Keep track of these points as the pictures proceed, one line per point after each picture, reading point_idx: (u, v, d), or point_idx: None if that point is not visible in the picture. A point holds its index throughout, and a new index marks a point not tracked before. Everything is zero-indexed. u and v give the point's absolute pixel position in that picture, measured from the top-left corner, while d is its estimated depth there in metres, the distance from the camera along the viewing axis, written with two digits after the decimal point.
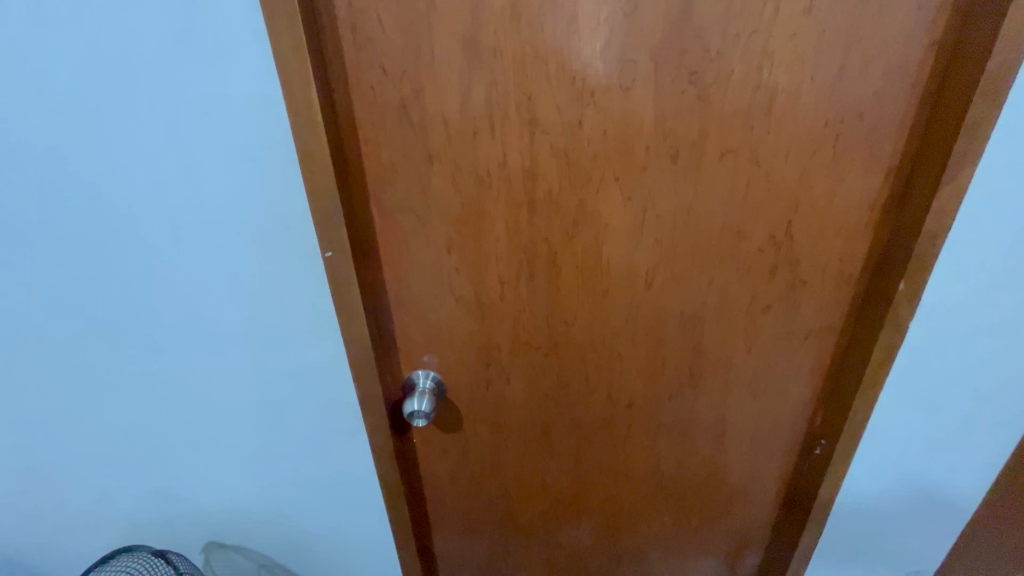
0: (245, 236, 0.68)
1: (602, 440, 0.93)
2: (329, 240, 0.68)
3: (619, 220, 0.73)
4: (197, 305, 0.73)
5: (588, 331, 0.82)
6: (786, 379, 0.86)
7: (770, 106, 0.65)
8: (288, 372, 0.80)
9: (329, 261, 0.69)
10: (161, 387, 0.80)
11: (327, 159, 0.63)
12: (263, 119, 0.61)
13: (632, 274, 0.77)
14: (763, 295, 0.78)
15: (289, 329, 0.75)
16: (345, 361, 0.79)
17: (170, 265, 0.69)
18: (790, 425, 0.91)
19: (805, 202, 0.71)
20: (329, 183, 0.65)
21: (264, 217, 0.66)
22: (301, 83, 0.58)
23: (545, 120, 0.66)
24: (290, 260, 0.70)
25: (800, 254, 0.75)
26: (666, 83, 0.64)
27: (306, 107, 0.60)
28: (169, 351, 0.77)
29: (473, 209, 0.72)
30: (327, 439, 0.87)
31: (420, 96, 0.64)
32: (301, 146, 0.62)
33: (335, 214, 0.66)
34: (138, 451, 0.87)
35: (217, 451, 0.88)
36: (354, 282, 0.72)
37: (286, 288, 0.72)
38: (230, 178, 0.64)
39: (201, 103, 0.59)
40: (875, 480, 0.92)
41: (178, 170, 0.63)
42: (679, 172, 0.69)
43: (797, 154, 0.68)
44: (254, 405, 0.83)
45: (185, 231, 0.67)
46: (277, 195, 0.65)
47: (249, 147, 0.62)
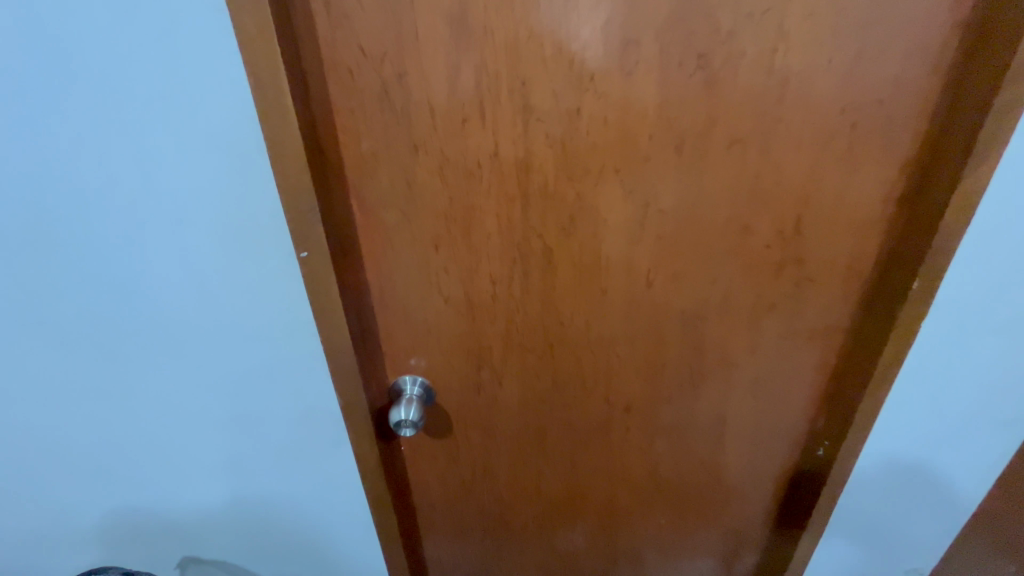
0: (209, 234, 0.62)
1: (599, 442, 0.90)
2: (304, 241, 0.62)
3: (619, 214, 0.68)
4: (161, 311, 0.67)
5: (584, 333, 0.78)
6: (789, 379, 0.83)
7: (783, 91, 0.60)
8: (263, 379, 0.74)
9: (305, 263, 0.64)
10: (125, 397, 0.75)
11: (300, 152, 0.57)
12: (225, 104, 0.54)
13: (633, 272, 0.72)
14: (768, 294, 0.75)
15: (263, 335, 0.70)
16: (325, 367, 0.74)
17: (128, 267, 0.63)
18: (792, 426, 0.88)
19: (815, 197, 0.67)
20: (302, 178, 0.59)
21: (230, 214, 0.61)
22: (268, 65, 0.52)
23: (540, 107, 0.61)
24: (262, 261, 0.64)
25: (808, 251, 0.71)
26: (672, 67, 0.59)
27: (274, 93, 0.54)
28: (132, 359, 0.71)
29: (461, 205, 0.67)
30: (308, 446, 0.82)
31: (404, 80, 0.59)
32: (270, 136, 0.56)
33: (309, 211, 0.61)
34: (103, 464, 0.81)
35: (192, 463, 0.83)
36: (332, 285, 0.66)
37: (258, 291, 0.66)
38: (191, 172, 0.58)
39: (154, 87, 0.53)
40: (875, 478, 0.90)
41: (131, 162, 0.56)
42: (684, 163, 0.64)
43: (809, 145, 0.64)
44: (228, 413, 0.77)
45: (142, 230, 0.61)
46: (243, 189, 0.59)
47: (211, 136, 0.56)
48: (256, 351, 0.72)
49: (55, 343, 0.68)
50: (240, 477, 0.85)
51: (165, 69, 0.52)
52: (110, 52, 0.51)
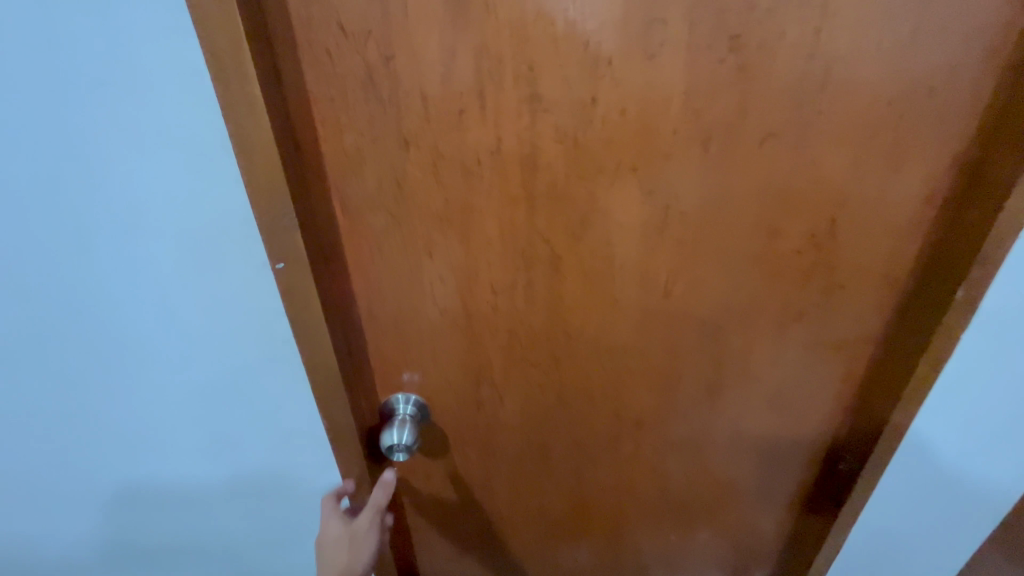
0: (169, 243, 0.54)
1: (606, 459, 0.84)
2: (279, 251, 0.55)
3: (636, 217, 0.61)
4: (119, 328, 0.59)
5: (593, 346, 0.71)
6: (812, 392, 0.77)
7: (825, 78, 0.53)
8: (240, 399, 0.67)
9: (282, 275, 0.56)
10: (86, 422, 0.67)
11: (271, 147, 0.49)
12: (180, 93, 0.46)
13: (649, 281, 0.66)
14: (795, 303, 0.68)
15: (237, 352, 0.63)
16: (308, 385, 0.67)
17: (77, 281, 0.55)
18: (812, 441, 0.83)
19: (853, 198, 0.60)
20: (275, 180, 0.51)
21: (193, 221, 0.53)
22: (230, 45, 0.44)
23: (549, 96, 0.53)
24: (232, 273, 0.56)
25: (841, 257, 0.65)
26: (702, 50, 0.51)
27: (238, 80, 0.45)
28: (90, 381, 0.63)
29: (458, 207, 0.59)
30: (294, 467, 0.76)
31: (391, 64, 0.50)
32: (235, 132, 0.48)
33: (285, 216, 0.53)
34: (67, 490, 0.74)
35: (166, 487, 0.76)
36: (313, 299, 0.59)
37: (229, 305, 0.59)
38: (144, 173, 0.50)
39: (94, 73, 0.45)
40: (898, 513, 0.82)
41: (72, 162, 0.48)
42: (710, 160, 0.57)
43: (850, 139, 0.57)
44: (202, 435, 0.70)
45: (91, 239, 0.53)
46: (207, 192, 0.51)
47: (166, 131, 0.48)
48: (231, 370, 0.64)
49: (6, 363, 0.61)
50: (220, 499, 0.79)
51: (107, 51, 0.44)
52: (39, 31, 0.43)
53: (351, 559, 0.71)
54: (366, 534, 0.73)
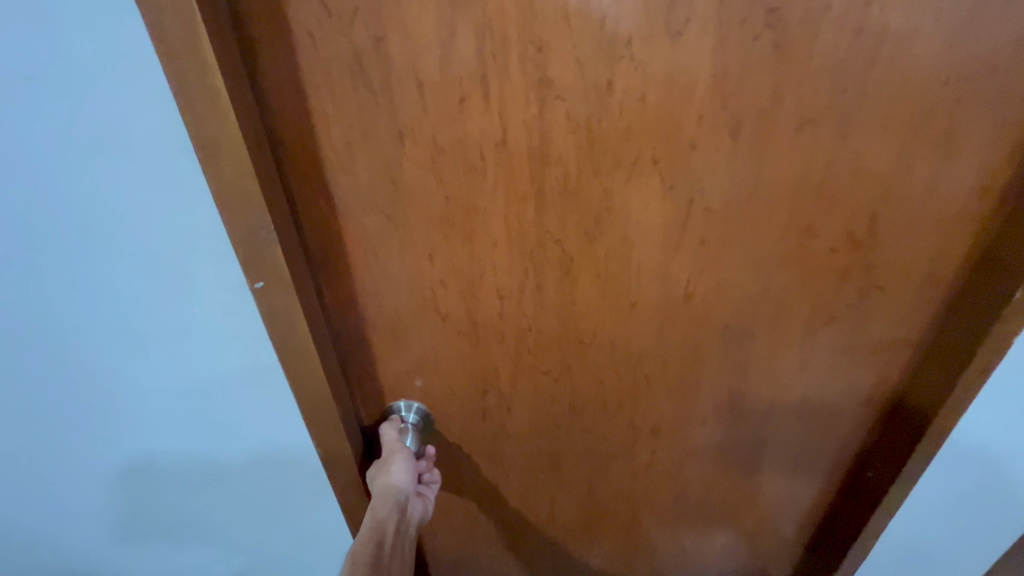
0: (131, 261, 0.48)
1: (619, 467, 0.79)
2: (255, 266, 0.49)
3: (655, 216, 0.55)
4: (81, 356, 0.53)
5: (607, 351, 0.66)
6: (842, 398, 0.72)
7: (873, 57, 0.47)
8: (221, 424, 0.62)
9: (261, 294, 0.51)
10: (53, 457, 0.62)
11: (242, 154, 0.43)
12: (130, 91, 0.40)
13: (668, 283, 0.60)
14: (827, 307, 0.63)
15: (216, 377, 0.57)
16: (297, 411, 0.61)
17: (30, 306, 0.49)
18: (839, 447, 0.78)
19: (897, 190, 0.54)
20: (246, 186, 0.45)
21: (157, 239, 0.47)
22: (184, 36, 0.38)
23: (560, 81, 0.47)
24: (204, 292, 0.51)
25: (880, 255, 0.59)
26: (734, 26, 0.45)
27: (197, 76, 0.39)
28: (53, 412, 0.57)
29: (460, 206, 0.53)
30: (285, 493, 0.70)
31: (383, 46, 0.45)
32: (196, 132, 0.42)
33: (261, 230, 0.47)
34: (38, 526, 0.69)
35: (150, 520, 0.71)
36: (299, 319, 0.53)
37: (203, 326, 0.53)
38: (96, 184, 0.44)
39: (29, 71, 0.39)
40: (926, 526, 0.77)
41: (12, 173, 0.43)
42: (740, 150, 0.51)
43: (897, 126, 0.50)
44: (182, 464, 0.65)
45: (41, 260, 0.47)
46: (169, 203, 0.45)
47: (118, 138, 0.42)
48: (211, 396, 0.59)
49: None
50: (209, 529, 0.74)
51: (39, 43, 0.38)
52: None
53: (384, 480, 0.62)
54: (395, 454, 0.64)
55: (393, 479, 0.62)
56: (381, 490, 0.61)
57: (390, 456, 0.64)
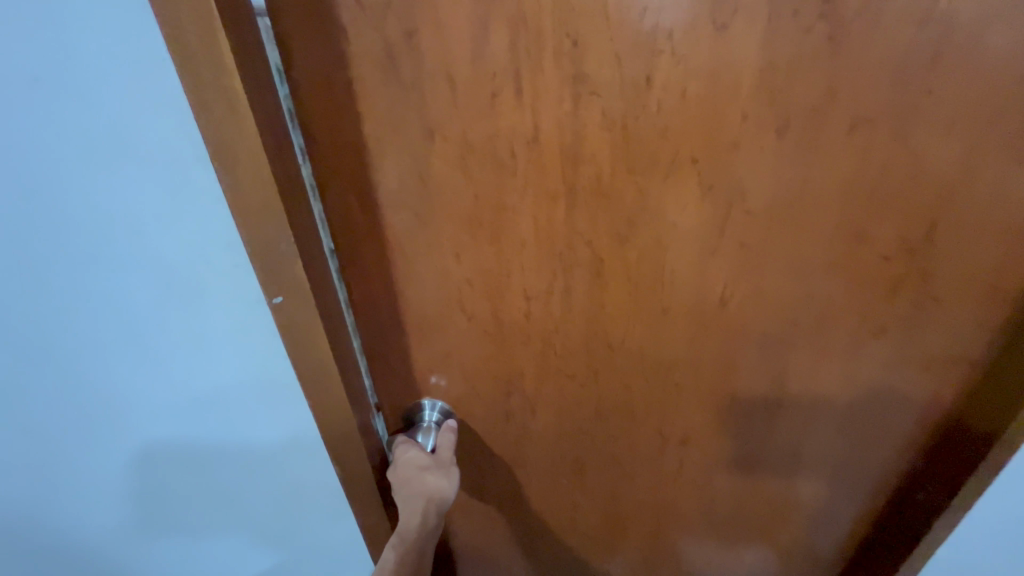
0: (148, 267, 0.48)
1: (645, 475, 0.77)
2: (273, 279, 0.49)
3: (691, 218, 0.53)
4: (92, 364, 0.53)
5: (636, 357, 0.64)
6: (888, 417, 0.68)
7: (941, 51, 0.43)
8: (235, 429, 0.62)
9: (279, 308, 0.51)
10: (65, 469, 0.61)
11: (261, 166, 0.43)
12: (150, 99, 0.40)
13: (703, 288, 0.58)
14: (876, 318, 0.59)
15: (228, 381, 0.57)
16: (311, 419, 0.61)
17: (44, 316, 0.49)
18: (883, 467, 0.73)
19: (961, 195, 0.50)
20: (263, 192, 0.44)
21: (175, 246, 0.47)
22: (203, 45, 0.38)
23: (595, 76, 0.45)
24: (220, 298, 0.51)
25: (937, 265, 0.55)
26: (786, 18, 0.42)
27: (215, 86, 0.39)
28: (65, 424, 0.57)
29: (489, 205, 0.52)
30: (298, 497, 0.70)
31: (414, 41, 0.44)
32: (212, 137, 0.41)
33: (281, 245, 0.47)
34: (43, 546, 0.67)
35: (162, 530, 0.70)
36: (316, 333, 0.53)
37: (219, 332, 0.53)
38: (115, 191, 0.44)
39: (51, 80, 0.39)
40: (998, 561, 0.70)
41: (31, 181, 0.43)
42: (786, 151, 0.48)
43: (964, 126, 0.46)
44: (194, 470, 0.65)
45: (58, 268, 0.47)
46: (187, 210, 0.46)
47: (138, 145, 0.42)
48: (223, 401, 0.59)
49: None
50: (220, 536, 0.73)
51: (55, 50, 0.38)
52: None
53: (439, 486, 0.61)
54: (450, 466, 0.63)
55: (448, 490, 0.61)
56: (433, 493, 0.60)
57: (446, 465, 0.63)
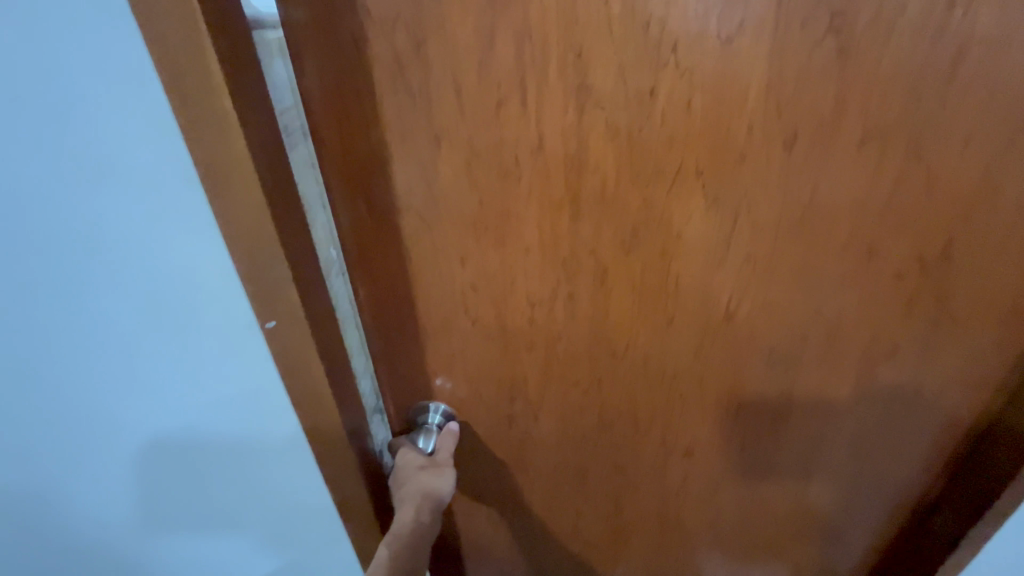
0: (140, 292, 0.48)
1: (648, 486, 0.76)
2: (267, 303, 0.48)
3: (696, 230, 0.52)
4: (79, 391, 0.52)
5: (640, 367, 0.64)
6: (904, 439, 0.66)
7: (957, 66, 0.42)
8: (229, 454, 0.61)
9: (273, 332, 0.50)
10: (52, 502, 0.59)
11: (254, 192, 0.42)
12: (142, 126, 0.40)
13: (709, 300, 0.57)
14: (888, 337, 0.57)
15: (219, 403, 0.56)
16: (305, 442, 0.60)
17: (34, 343, 0.48)
18: (898, 490, 0.71)
19: (980, 214, 0.49)
20: (255, 217, 0.44)
21: (167, 271, 0.47)
22: (195, 72, 0.37)
23: (600, 87, 0.46)
24: (212, 322, 0.50)
25: (954, 285, 0.53)
26: (793, 31, 0.42)
27: (207, 112, 0.39)
28: (54, 453, 0.55)
29: (494, 212, 0.53)
30: (293, 523, 0.69)
31: (422, 52, 0.45)
32: (204, 161, 0.41)
33: (275, 268, 0.46)
34: None
35: (154, 560, 0.68)
36: (311, 356, 0.52)
37: (211, 356, 0.53)
38: (107, 217, 0.44)
39: (43, 107, 0.39)
40: None
41: (23, 208, 0.42)
42: (794, 164, 0.48)
43: (983, 142, 0.45)
44: (186, 497, 0.63)
45: (49, 295, 0.46)
46: (179, 236, 0.45)
47: (130, 171, 0.42)
48: (214, 423, 0.58)
49: None
50: (213, 564, 0.71)
51: (41, 76, 0.38)
52: None
53: (434, 485, 0.63)
54: (445, 467, 0.65)
55: (442, 489, 0.63)
56: (428, 492, 0.62)
57: (442, 465, 0.65)
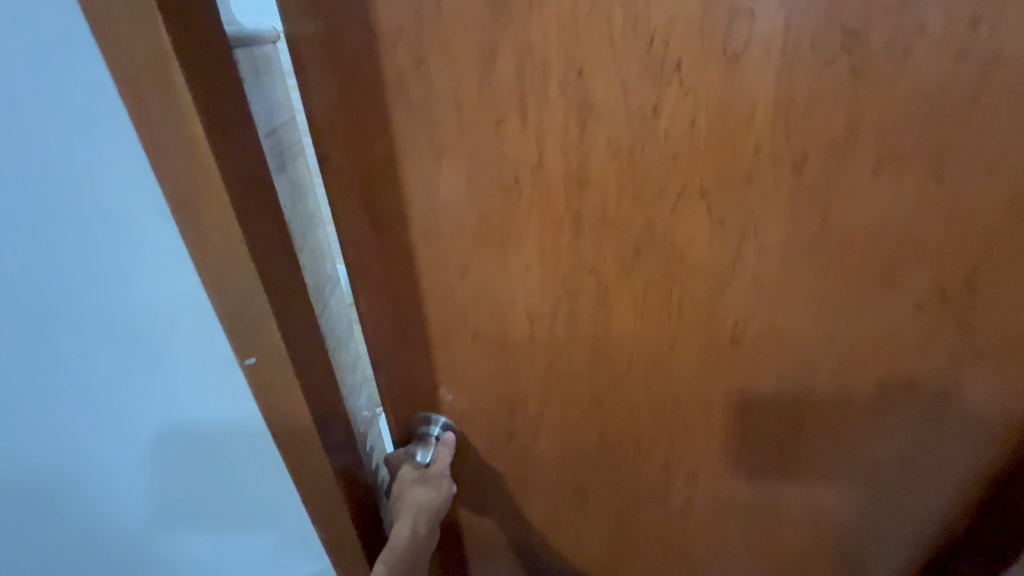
0: (100, 332, 0.44)
1: (652, 509, 0.74)
2: (245, 341, 0.46)
3: (701, 250, 0.51)
4: (35, 442, 0.47)
5: (643, 388, 0.62)
6: (925, 472, 0.63)
7: (980, 88, 0.40)
8: (208, 491, 0.58)
9: (252, 368, 0.48)
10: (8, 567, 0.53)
11: (229, 223, 0.40)
12: (105, 155, 0.38)
13: (714, 323, 0.55)
14: (907, 367, 0.55)
15: (191, 441, 0.52)
16: (288, 477, 0.57)
17: None
18: (917, 524, 0.68)
19: (1003, 243, 0.47)
20: (231, 249, 0.41)
21: (132, 308, 0.44)
22: (164, 97, 0.35)
23: (602, 104, 0.45)
24: (185, 359, 0.47)
25: (977, 316, 0.51)
26: (803, 50, 0.40)
27: (177, 138, 0.37)
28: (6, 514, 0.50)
29: (495, 226, 0.53)
30: (278, 558, 0.66)
31: (424, 67, 0.45)
32: (172, 191, 0.39)
33: (254, 303, 0.44)
34: None
35: None
36: (293, 394, 0.50)
37: (185, 395, 0.49)
38: (63, 255, 0.40)
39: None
40: None
41: None
42: (804, 186, 0.46)
43: (1006, 168, 0.43)
44: (162, 542, 0.59)
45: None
46: (147, 270, 0.42)
47: (90, 204, 0.39)
48: (185, 462, 0.54)
49: None
50: None
51: None
52: None
53: (430, 499, 0.63)
54: (441, 479, 0.65)
55: (438, 503, 0.63)
56: (425, 506, 0.62)
57: (437, 477, 0.65)
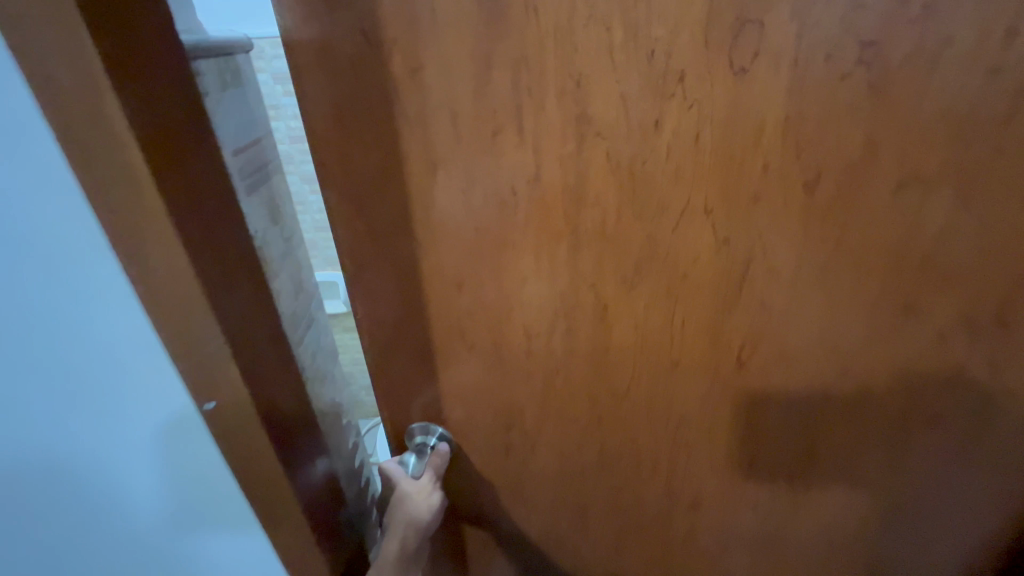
0: (59, 363, 0.45)
1: (655, 532, 0.72)
2: (205, 385, 0.46)
3: (705, 270, 0.48)
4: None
5: (644, 409, 0.60)
6: (948, 509, 0.59)
7: (1013, 107, 0.37)
8: (169, 517, 0.58)
9: (212, 411, 0.48)
10: None
11: (181, 263, 0.40)
12: (52, 197, 0.38)
13: (718, 346, 0.53)
14: (928, 399, 0.51)
15: (148, 467, 0.53)
16: (248, 510, 0.57)
17: None
18: (938, 561, 0.64)
19: None
20: (186, 291, 0.41)
21: (88, 342, 0.44)
22: (108, 137, 0.35)
23: (601, 117, 0.43)
24: (139, 394, 0.48)
25: (1010, 349, 0.47)
26: (815, 64, 0.38)
27: (121, 180, 0.37)
28: None
29: (491, 239, 0.51)
30: None
31: (419, 77, 0.44)
32: (116, 230, 0.39)
33: (211, 342, 0.44)
34: None
35: None
36: (252, 433, 0.49)
37: (139, 426, 0.50)
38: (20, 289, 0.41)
39: None
40: None
41: None
42: (816, 207, 0.43)
43: None
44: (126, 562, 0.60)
45: None
46: (99, 308, 0.43)
47: (42, 241, 0.40)
48: (145, 487, 0.54)
49: None
50: None
51: None
52: None
53: (418, 515, 0.62)
54: (432, 492, 0.64)
55: (428, 518, 0.63)
56: (413, 522, 0.62)
57: (428, 491, 0.64)
